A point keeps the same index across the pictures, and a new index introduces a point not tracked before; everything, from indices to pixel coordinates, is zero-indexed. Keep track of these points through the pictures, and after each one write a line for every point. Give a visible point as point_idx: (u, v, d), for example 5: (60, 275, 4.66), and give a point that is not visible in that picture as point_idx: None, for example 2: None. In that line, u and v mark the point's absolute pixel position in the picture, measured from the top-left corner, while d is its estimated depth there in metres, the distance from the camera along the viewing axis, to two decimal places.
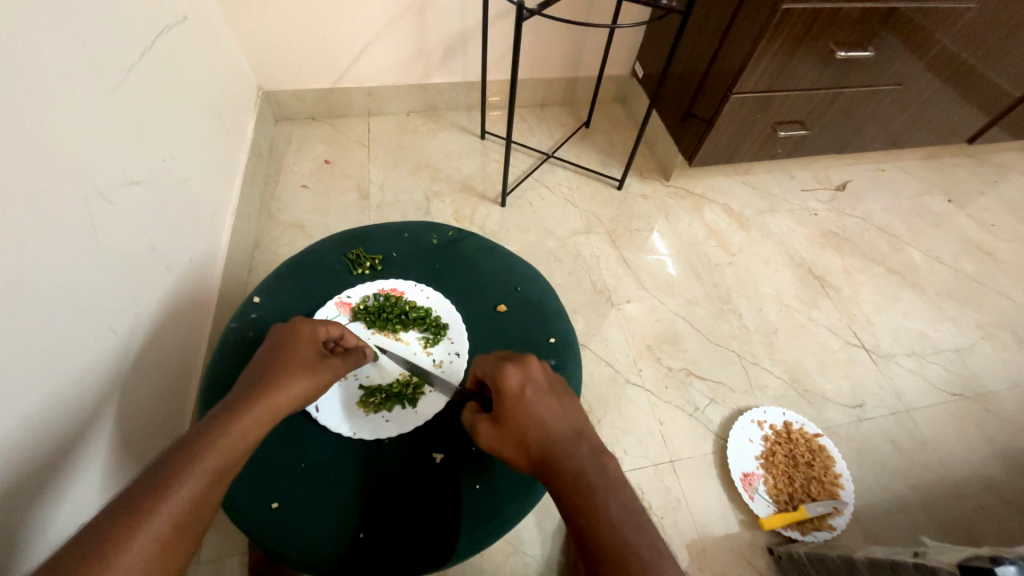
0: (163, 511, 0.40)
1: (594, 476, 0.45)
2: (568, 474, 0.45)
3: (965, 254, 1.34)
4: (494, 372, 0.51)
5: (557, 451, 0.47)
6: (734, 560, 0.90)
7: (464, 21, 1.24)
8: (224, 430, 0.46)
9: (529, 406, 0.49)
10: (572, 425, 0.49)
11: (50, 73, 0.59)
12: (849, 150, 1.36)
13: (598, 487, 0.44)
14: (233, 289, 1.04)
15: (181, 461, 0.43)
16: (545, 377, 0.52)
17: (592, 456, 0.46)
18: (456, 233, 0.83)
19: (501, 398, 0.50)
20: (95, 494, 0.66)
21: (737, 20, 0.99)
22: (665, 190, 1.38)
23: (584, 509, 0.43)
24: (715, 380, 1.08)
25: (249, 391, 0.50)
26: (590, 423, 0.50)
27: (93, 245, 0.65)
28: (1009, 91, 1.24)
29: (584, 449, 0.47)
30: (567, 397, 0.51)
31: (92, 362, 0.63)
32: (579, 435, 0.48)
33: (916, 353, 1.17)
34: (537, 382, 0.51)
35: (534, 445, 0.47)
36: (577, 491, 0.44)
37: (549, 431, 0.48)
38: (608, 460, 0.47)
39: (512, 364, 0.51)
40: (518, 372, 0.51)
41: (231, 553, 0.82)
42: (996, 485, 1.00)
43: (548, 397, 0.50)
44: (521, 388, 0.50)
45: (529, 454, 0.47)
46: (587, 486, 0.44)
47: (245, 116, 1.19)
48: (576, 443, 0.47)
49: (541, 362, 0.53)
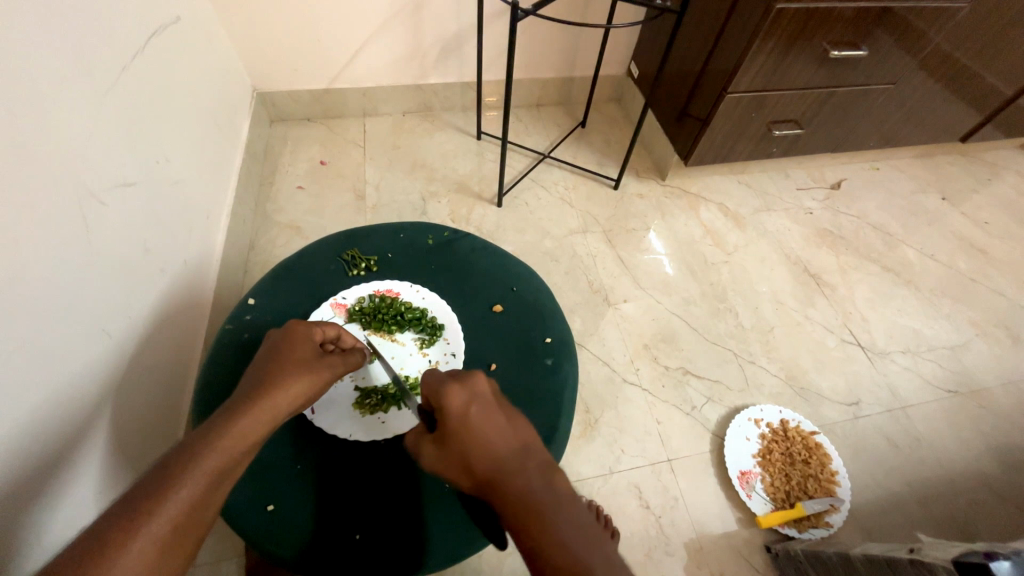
0: (162, 513, 0.40)
1: (541, 493, 0.45)
2: (514, 491, 0.45)
3: (959, 252, 1.35)
4: (439, 393, 0.52)
5: (504, 469, 0.47)
6: (732, 558, 0.90)
7: (459, 21, 1.24)
8: (222, 432, 0.46)
9: (475, 424, 0.50)
10: (519, 442, 0.49)
11: (42, 76, 0.59)
12: (844, 148, 1.36)
13: (545, 506, 0.44)
14: (228, 292, 1.03)
15: (180, 462, 0.43)
16: (490, 395, 0.53)
17: (538, 471, 0.47)
18: (452, 233, 0.83)
19: (446, 418, 0.51)
20: (91, 499, 0.65)
21: (732, 19, 1.00)
22: (661, 189, 1.38)
23: (530, 528, 0.43)
24: (712, 379, 1.09)
25: (248, 393, 0.51)
26: (538, 439, 0.50)
27: (88, 247, 0.64)
28: (1002, 89, 1.25)
29: (530, 467, 0.47)
30: (514, 413, 0.52)
31: (87, 366, 0.63)
32: (525, 451, 0.48)
33: (911, 351, 1.18)
34: (481, 400, 0.52)
35: (480, 467, 0.47)
36: (523, 508, 0.44)
37: (494, 448, 0.48)
38: (555, 475, 0.47)
39: (457, 384, 0.52)
40: (464, 392, 0.52)
41: (228, 556, 0.82)
42: (990, 481, 1.01)
43: (494, 414, 0.51)
44: (466, 406, 0.51)
45: (476, 476, 0.47)
46: (533, 504, 0.44)
47: (240, 117, 1.19)
48: (524, 460, 0.47)
49: (487, 380, 0.54)
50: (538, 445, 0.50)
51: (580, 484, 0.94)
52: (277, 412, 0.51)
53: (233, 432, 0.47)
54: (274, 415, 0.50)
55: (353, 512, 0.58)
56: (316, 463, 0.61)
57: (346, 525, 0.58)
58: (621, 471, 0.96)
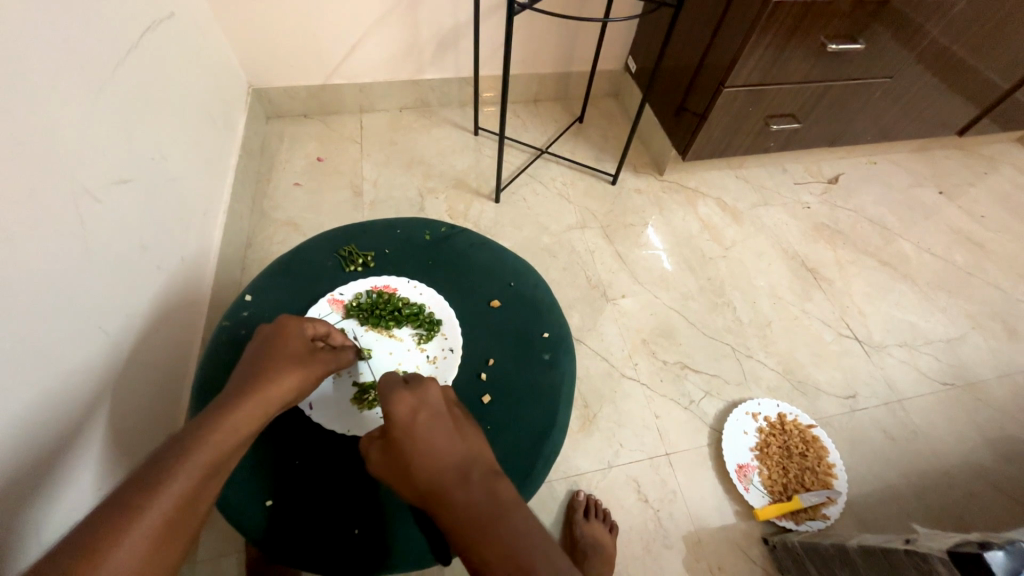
0: (154, 507, 0.40)
1: (483, 501, 0.46)
2: (460, 502, 0.46)
3: (955, 245, 1.36)
4: (389, 399, 0.54)
5: (448, 478, 0.48)
6: (730, 551, 0.91)
7: (456, 16, 1.23)
8: (214, 427, 0.46)
9: (422, 432, 0.51)
10: (466, 452, 0.50)
11: (36, 72, 0.58)
12: (841, 143, 1.36)
13: (488, 514, 0.45)
14: (226, 289, 1.03)
15: (172, 457, 0.43)
16: (442, 403, 0.54)
17: (484, 482, 0.48)
18: (449, 228, 0.83)
19: (393, 426, 0.52)
20: (89, 495, 0.65)
21: (728, 13, 0.99)
22: (659, 184, 1.38)
23: (475, 540, 0.43)
24: (710, 373, 1.09)
25: (237, 389, 0.51)
26: (485, 450, 0.52)
27: (83, 244, 0.64)
28: (998, 82, 1.25)
29: (473, 476, 0.48)
30: (464, 423, 0.54)
31: (82, 363, 0.63)
32: (472, 462, 0.50)
33: (908, 344, 1.18)
34: (433, 408, 0.54)
35: (425, 476, 0.49)
36: (467, 519, 0.45)
37: (441, 459, 0.50)
38: (499, 484, 0.48)
39: (409, 391, 0.54)
40: (414, 399, 0.54)
41: (228, 552, 0.82)
42: (986, 472, 1.01)
43: (443, 422, 0.53)
44: (414, 413, 0.53)
45: (421, 484, 0.48)
46: (474, 512, 0.45)
47: (236, 113, 1.18)
48: (468, 469, 0.49)
49: (440, 388, 0.56)
50: (485, 455, 0.52)
51: (579, 478, 0.95)
52: (268, 407, 0.51)
53: (225, 427, 0.47)
54: (265, 409, 0.51)
55: (352, 508, 0.59)
56: (315, 458, 0.62)
57: (345, 521, 0.58)
58: (620, 465, 0.97)
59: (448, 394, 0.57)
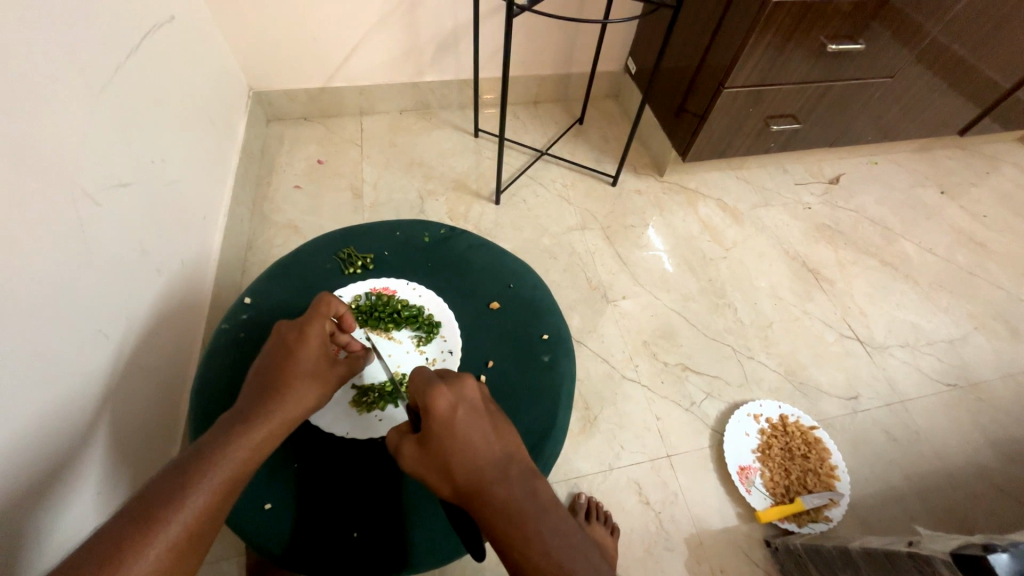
0: (178, 519, 0.42)
1: (524, 499, 0.47)
2: (499, 502, 0.46)
3: (957, 245, 1.35)
4: (426, 393, 0.52)
5: (488, 477, 0.48)
6: (732, 553, 0.90)
7: (455, 19, 1.24)
8: (237, 442, 0.48)
9: (460, 429, 0.51)
10: (502, 451, 0.50)
11: (36, 76, 0.58)
12: (842, 143, 1.36)
13: (529, 512, 0.46)
14: (226, 291, 1.03)
15: (195, 470, 0.45)
16: (478, 398, 0.53)
17: (523, 481, 0.48)
18: (448, 231, 0.82)
19: (430, 419, 0.51)
20: (94, 505, 0.65)
21: (728, 15, 0.99)
22: (659, 185, 1.38)
23: (516, 540, 0.44)
24: (711, 374, 1.09)
25: (262, 401, 0.53)
26: (521, 447, 0.52)
27: (85, 248, 0.65)
28: (999, 82, 1.24)
29: (513, 473, 0.49)
30: (501, 419, 0.53)
31: (88, 370, 0.64)
32: (509, 460, 0.50)
33: (910, 344, 1.18)
34: (469, 404, 0.53)
35: (462, 473, 0.49)
36: (508, 521, 0.45)
37: (479, 458, 0.49)
38: (538, 482, 0.49)
39: (446, 385, 0.53)
40: (451, 394, 0.53)
41: (229, 555, 0.82)
42: (990, 473, 1.01)
43: (479, 419, 0.52)
44: (453, 408, 0.52)
45: (458, 481, 0.48)
46: (514, 510, 0.46)
47: (236, 117, 1.19)
48: (507, 467, 0.49)
49: (476, 383, 0.55)
50: (521, 452, 0.52)
51: (580, 480, 0.94)
52: (290, 421, 0.54)
53: (249, 441, 0.49)
54: (287, 425, 0.53)
55: (351, 510, 0.59)
56: (314, 461, 0.61)
57: (345, 524, 0.58)
58: (621, 467, 0.96)
59: (484, 387, 0.56)
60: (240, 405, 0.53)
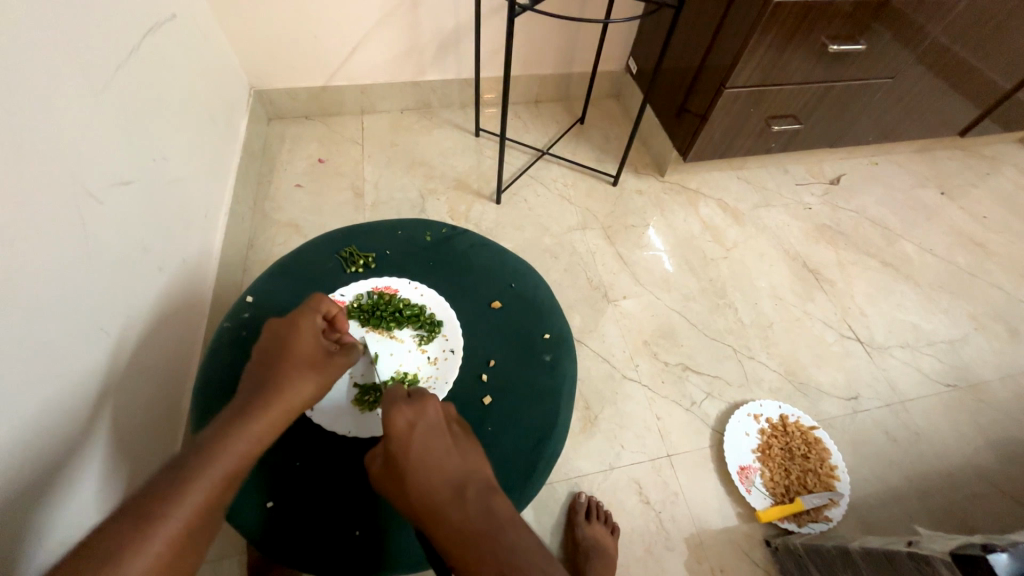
0: (177, 515, 0.42)
1: (479, 519, 0.48)
2: (455, 522, 0.47)
3: (957, 246, 1.36)
4: (385, 413, 0.55)
5: (445, 496, 0.49)
6: (731, 553, 0.90)
7: (457, 18, 1.24)
8: (237, 436, 0.48)
9: (420, 447, 0.52)
10: (463, 468, 0.52)
11: (39, 74, 0.59)
12: (843, 144, 1.36)
13: (483, 532, 0.46)
14: (227, 290, 1.03)
15: (193, 464, 0.45)
16: (439, 417, 0.55)
17: (479, 498, 0.49)
18: (450, 229, 0.83)
19: (389, 440, 0.53)
20: (93, 503, 0.65)
21: (729, 15, 1.00)
22: (660, 185, 1.38)
23: (471, 560, 0.45)
24: (712, 375, 1.09)
25: (258, 394, 0.53)
26: (482, 464, 0.53)
27: (86, 244, 0.64)
28: (1001, 83, 1.24)
29: (470, 493, 0.50)
30: (463, 438, 0.55)
31: (87, 366, 0.63)
32: (468, 478, 0.51)
33: (911, 345, 1.18)
34: (429, 421, 0.55)
35: (420, 491, 0.50)
36: (462, 541, 0.46)
37: (439, 476, 0.51)
38: (495, 500, 0.50)
39: (405, 405, 0.55)
40: (410, 413, 0.55)
41: (230, 554, 0.82)
42: (990, 474, 1.01)
43: (440, 436, 0.54)
44: (411, 428, 0.54)
45: (417, 500, 0.50)
46: (467, 532, 0.47)
47: (238, 116, 1.19)
48: (464, 486, 0.50)
49: (438, 403, 0.56)
50: (482, 468, 0.53)
51: (581, 480, 0.94)
52: (288, 414, 0.54)
53: (249, 434, 0.49)
54: (287, 417, 0.53)
55: (354, 509, 0.59)
56: (316, 460, 0.61)
57: (347, 523, 0.58)
58: (621, 467, 0.96)
59: (446, 406, 0.58)
60: (239, 400, 0.53)
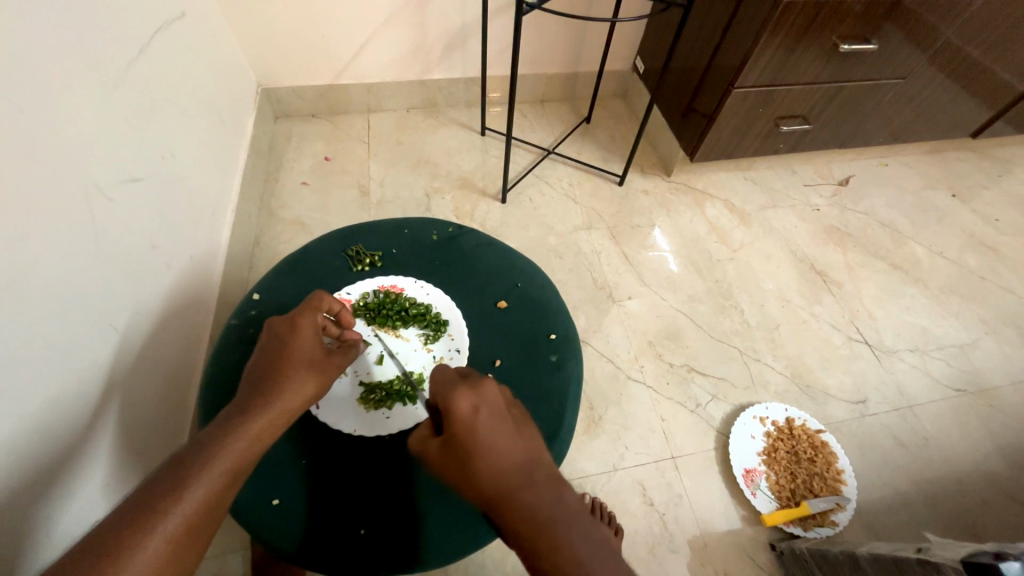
0: (177, 513, 0.42)
1: (551, 506, 0.44)
2: (523, 510, 0.44)
3: (967, 249, 1.34)
4: (447, 396, 0.51)
5: (512, 481, 0.46)
6: (736, 556, 0.90)
7: (464, 16, 1.23)
8: (237, 434, 0.49)
9: (481, 431, 0.49)
10: (528, 454, 0.48)
11: (49, 72, 0.59)
12: (852, 145, 1.35)
13: (557, 519, 0.43)
14: (233, 287, 1.03)
15: (194, 462, 0.45)
16: (500, 402, 0.52)
17: (548, 484, 0.46)
18: (457, 229, 0.82)
19: (453, 423, 0.50)
20: (100, 497, 0.66)
21: (738, 14, 0.99)
22: (667, 186, 1.37)
23: (546, 550, 0.42)
24: (717, 377, 1.08)
25: (258, 393, 0.53)
26: (544, 450, 0.50)
27: (93, 240, 0.65)
28: (1013, 84, 1.23)
29: (539, 477, 0.46)
30: (524, 425, 0.52)
31: (95, 362, 0.64)
32: (534, 464, 0.48)
33: (919, 349, 1.17)
34: (490, 406, 0.51)
35: (485, 476, 0.46)
36: (536, 529, 0.43)
37: (503, 461, 0.47)
38: (564, 487, 0.46)
39: (467, 388, 0.52)
40: (471, 396, 0.52)
41: (234, 550, 0.82)
42: (998, 480, 1.00)
43: (501, 420, 0.50)
44: (475, 411, 0.50)
45: (481, 486, 0.46)
46: (541, 517, 0.43)
47: (245, 114, 1.19)
48: (532, 470, 0.47)
49: (498, 387, 0.54)
50: (545, 456, 0.50)
51: (584, 481, 0.94)
52: (290, 413, 0.53)
53: (249, 432, 0.49)
54: (288, 416, 0.53)
55: (360, 508, 0.59)
56: (322, 457, 0.62)
57: (351, 521, 0.58)
58: (625, 468, 0.96)
59: (505, 392, 0.55)
60: (238, 399, 0.53)
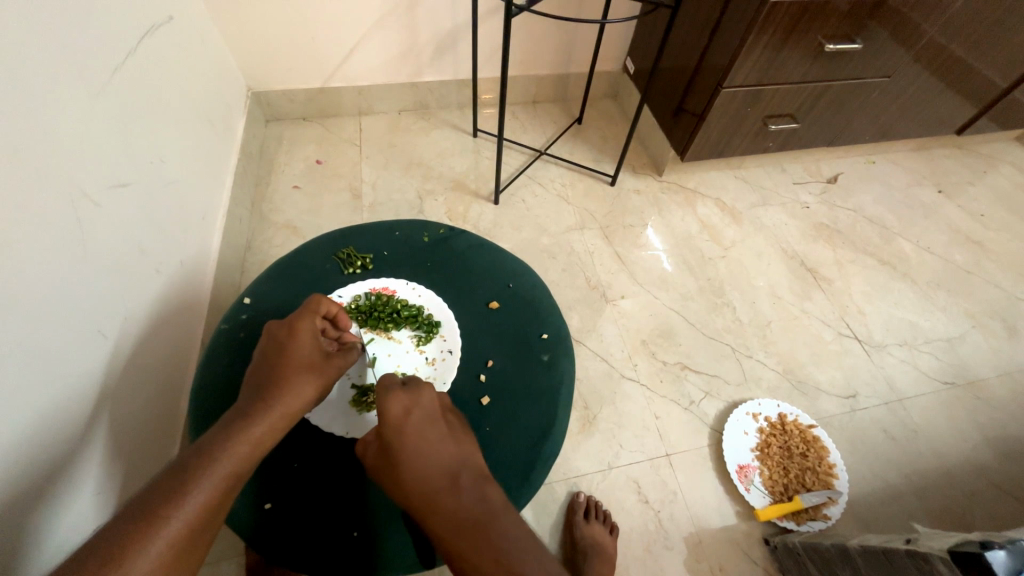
0: (179, 517, 0.42)
1: (474, 508, 0.49)
2: (446, 512, 0.48)
3: (954, 245, 1.36)
4: (380, 399, 0.54)
5: (438, 484, 0.50)
6: (731, 552, 0.90)
7: (454, 19, 1.24)
8: (237, 438, 0.49)
9: (413, 434, 0.53)
10: (457, 456, 0.52)
11: (35, 77, 0.59)
12: (839, 143, 1.36)
13: (478, 522, 0.48)
14: (225, 292, 1.03)
15: (193, 468, 0.45)
16: (434, 405, 0.55)
17: (473, 487, 0.50)
18: (448, 230, 0.83)
19: (383, 425, 0.53)
20: (93, 505, 0.65)
21: (725, 15, 1.00)
22: (658, 185, 1.38)
23: (465, 551, 0.46)
24: (710, 373, 1.09)
25: (259, 397, 0.53)
26: (475, 451, 0.54)
27: (83, 246, 0.64)
28: (997, 81, 1.25)
29: (464, 482, 0.51)
30: (458, 428, 0.55)
31: (85, 368, 0.63)
32: (463, 467, 0.52)
33: (908, 343, 1.18)
34: (424, 409, 0.55)
35: (414, 478, 0.50)
36: (457, 531, 0.47)
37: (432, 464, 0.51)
38: (489, 488, 0.51)
39: (401, 391, 0.55)
40: (406, 399, 0.55)
41: (228, 556, 0.82)
42: (987, 472, 1.01)
43: (434, 423, 0.54)
44: (407, 414, 0.53)
45: (410, 488, 0.50)
46: (466, 520, 0.48)
47: (235, 117, 1.19)
48: (459, 475, 0.51)
49: (435, 393, 0.56)
50: (476, 458, 0.54)
51: (579, 479, 0.94)
52: (291, 416, 0.54)
53: (249, 437, 0.49)
54: (289, 419, 0.53)
55: (353, 510, 0.59)
56: (314, 461, 0.61)
57: (345, 523, 0.58)
58: (620, 467, 0.97)
59: (442, 396, 0.57)
60: (239, 403, 0.53)
